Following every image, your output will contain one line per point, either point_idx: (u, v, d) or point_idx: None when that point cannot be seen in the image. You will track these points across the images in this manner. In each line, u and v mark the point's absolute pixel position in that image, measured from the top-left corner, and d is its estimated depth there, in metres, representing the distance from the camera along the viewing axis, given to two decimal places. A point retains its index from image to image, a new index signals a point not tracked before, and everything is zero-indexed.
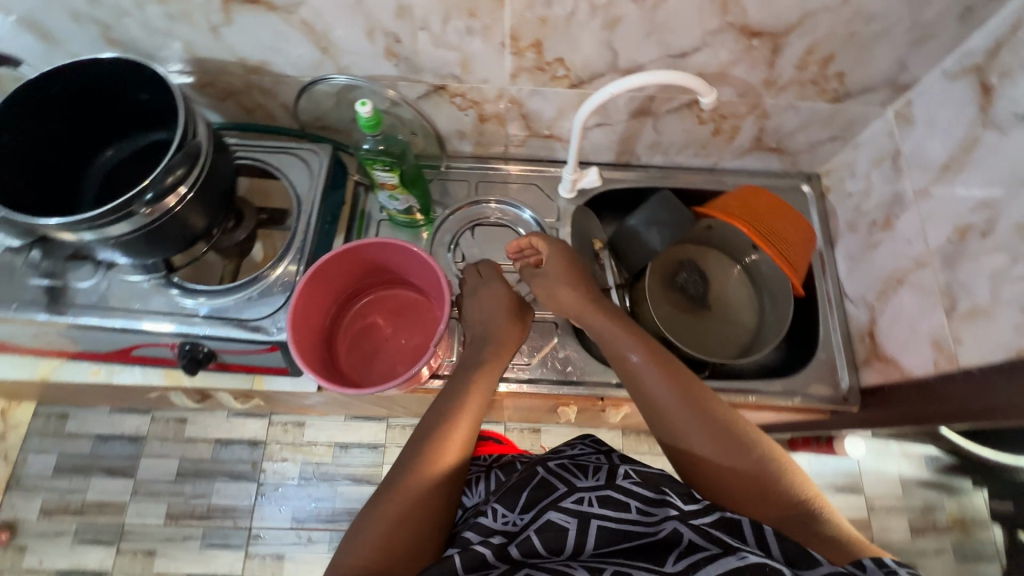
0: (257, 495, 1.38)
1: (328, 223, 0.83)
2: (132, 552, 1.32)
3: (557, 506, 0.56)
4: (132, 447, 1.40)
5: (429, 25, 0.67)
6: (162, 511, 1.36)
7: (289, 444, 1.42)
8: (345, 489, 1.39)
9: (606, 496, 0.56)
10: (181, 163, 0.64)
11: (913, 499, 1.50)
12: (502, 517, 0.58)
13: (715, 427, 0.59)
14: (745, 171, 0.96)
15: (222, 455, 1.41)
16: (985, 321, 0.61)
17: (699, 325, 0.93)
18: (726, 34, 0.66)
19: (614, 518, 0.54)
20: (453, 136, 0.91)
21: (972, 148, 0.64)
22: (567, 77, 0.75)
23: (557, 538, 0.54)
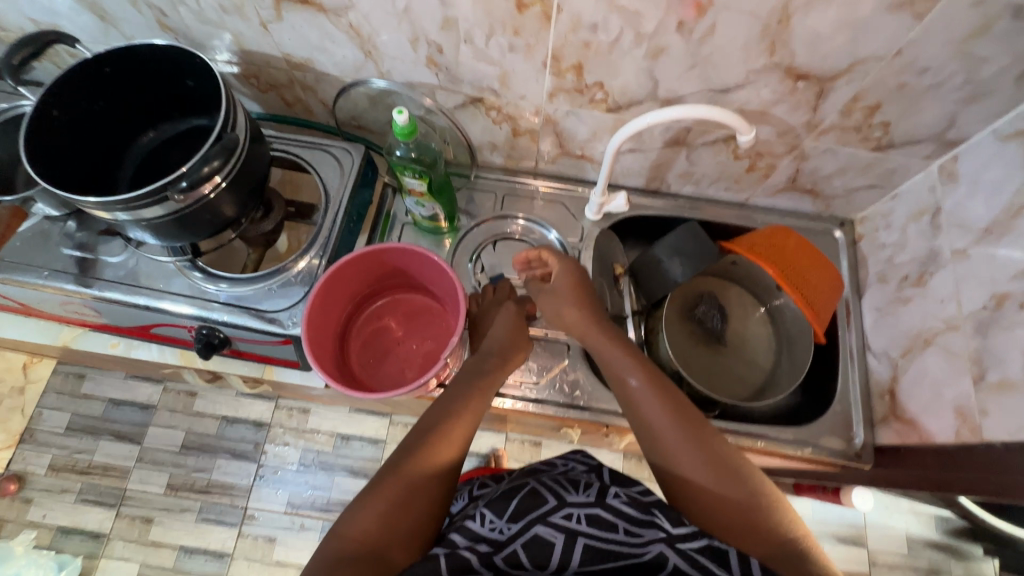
0: (256, 476, 1.40)
1: (354, 221, 0.84)
2: (130, 517, 1.35)
3: (545, 520, 0.55)
4: (142, 415, 1.43)
5: (472, 39, 0.68)
6: (163, 480, 1.38)
7: (293, 429, 1.44)
8: (342, 480, 1.40)
9: (596, 514, 0.55)
10: (218, 154, 0.65)
11: (919, 559, 1.46)
12: (489, 522, 0.56)
13: (713, 454, 0.58)
14: (776, 210, 0.94)
15: (227, 433, 1.43)
16: (1015, 395, 0.59)
17: (715, 361, 0.92)
18: (771, 73, 0.65)
19: (600, 537, 0.54)
20: (485, 147, 0.91)
21: (1018, 215, 0.62)
22: (605, 101, 0.75)
23: (543, 553, 0.53)
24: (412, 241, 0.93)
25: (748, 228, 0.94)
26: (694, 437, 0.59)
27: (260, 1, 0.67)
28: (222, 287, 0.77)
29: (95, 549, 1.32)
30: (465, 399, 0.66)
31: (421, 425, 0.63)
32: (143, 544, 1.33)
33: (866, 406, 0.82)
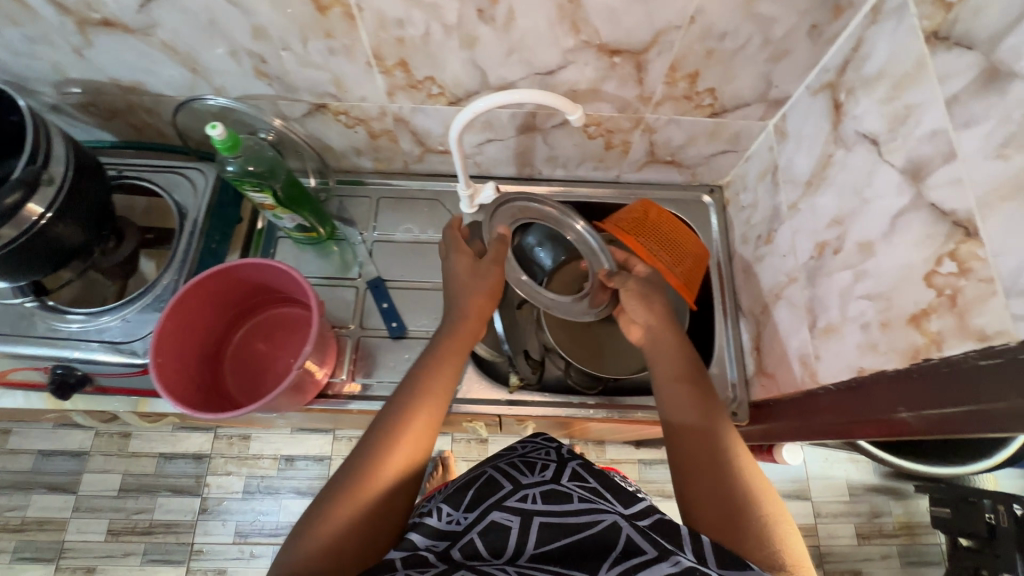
0: (200, 510, 1.37)
1: (215, 241, 0.85)
2: (73, 568, 1.31)
3: (500, 505, 0.56)
4: (75, 463, 1.38)
5: (289, 46, 0.67)
6: (103, 527, 1.34)
7: (234, 458, 1.41)
8: (290, 502, 1.38)
9: (550, 492, 0.57)
10: (19, 188, 0.62)
11: (859, 504, 1.48)
12: (446, 515, 0.56)
13: (699, 437, 0.61)
14: (648, 183, 0.96)
15: (166, 469, 1.39)
16: (837, 338, 0.61)
17: (603, 339, 0.93)
18: (585, 52, 0.66)
19: (555, 515, 0.55)
20: (350, 153, 0.91)
21: (827, 165, 0.64)
22: (443, 95, 0.75)
23: (499, 539, 0.53)
24: (292, 256, 0.93)
25: (623, 204, 0.96)
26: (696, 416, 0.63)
27: (64, 27, 0.65)
28: (85, 316, 0.76)
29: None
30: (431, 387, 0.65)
31: (389, 421, 0.61)
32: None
33: (741, 364, 0.85)
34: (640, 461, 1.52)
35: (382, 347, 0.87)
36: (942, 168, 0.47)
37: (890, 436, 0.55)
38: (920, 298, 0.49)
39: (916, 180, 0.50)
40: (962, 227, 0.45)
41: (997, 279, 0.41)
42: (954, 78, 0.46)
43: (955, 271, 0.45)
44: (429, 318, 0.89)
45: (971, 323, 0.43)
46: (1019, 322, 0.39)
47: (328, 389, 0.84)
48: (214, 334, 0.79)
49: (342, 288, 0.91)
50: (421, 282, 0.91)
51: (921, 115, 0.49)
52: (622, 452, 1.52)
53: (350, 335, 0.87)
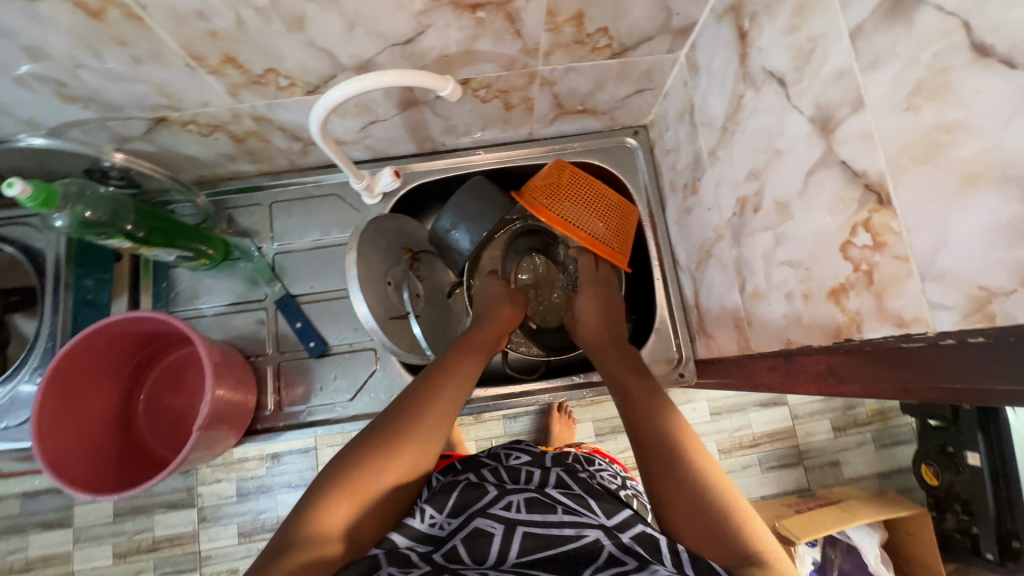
0: (200, 519, 1.16)
1: (90, 294, 0.76)
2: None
3: (485, 513, 0.51)
4: (62, 498, 1.15)
5: (83, 62, 0.55)
6: (107, 552, 1.14)
7: (220, 464, 1.18)
8: (287, 497, 1.17)
9: (534, 499, 0.52)
10: None
11: (835, 399, 1.22)
12: (429, 517, 0.51)
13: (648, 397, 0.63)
14: (564, 136, 0.86)
15: (154, 488, 1.17)
16: (764, 304, 0.56)
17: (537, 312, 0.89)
18: (441, 11, 0.55)
19: (539, 522, 0.50)
20: (222, 160, 0.79)
21: (738, 108, 0.55)
22: (296, 85, 0.64)
23: (482, 545, 0.48)
24: (191, 284, 0.84)
25: (543, 164, 0.86)
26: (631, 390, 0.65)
27: None
28: None
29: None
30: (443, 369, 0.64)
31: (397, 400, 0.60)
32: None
33: (684, 322, 0.81)
34: None
35: (306, 367, 0.81)
36: (850, 119, 0.39)
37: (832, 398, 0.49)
38: (838, 271, 0.43)
39: (825, 132, 0.42)
40: (874, 193, 0.38)
41: (913, 259, 0.35)
42: (856, 4, 0.37)
43: (870, 244, 0.39)
44: (352, 328, 0.83)
45: (889, 305, 0.38)
46: (937, 311, 0.34)
47: (258, 424, 0.80)
48: (117, 404, 0.73)
49: (250, 312, 0.83)
50: (335, 291, 0.84)
51: (825, 50, 0.41)
52: None
53: (268, 361, 0.82)
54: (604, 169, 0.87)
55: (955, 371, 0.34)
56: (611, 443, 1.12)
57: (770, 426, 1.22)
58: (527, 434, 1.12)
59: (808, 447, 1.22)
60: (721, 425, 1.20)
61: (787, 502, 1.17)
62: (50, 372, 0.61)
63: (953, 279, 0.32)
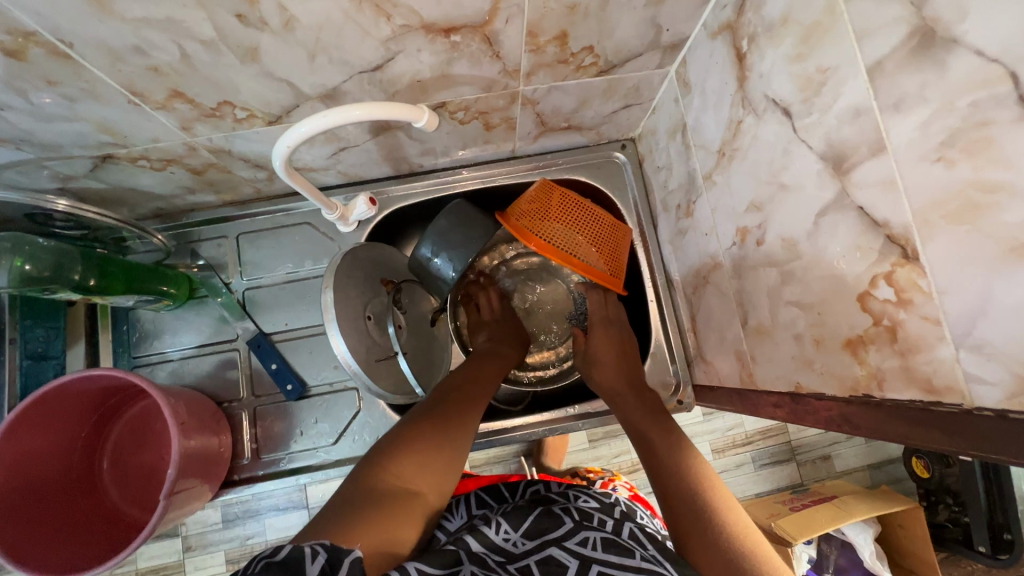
0: (185, 549, 1.12)
1: (40, 345, 0.69)
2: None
3: (561, 543, 0.50)
4: None
5: (8, 104, 0.49)
6: None
7: None
8: (274, 520, 1.13)
9: (612, 542, 0.50)
10: None
11: None
12: (503, 532, 0.52)
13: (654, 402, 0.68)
14: (548, 152, 0.82)
15: None
16: (769, 342, 0.53)
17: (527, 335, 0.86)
18: (412, 36, 0.49)
19: (616, 565, 0.47)
20: (181, 193, 0.73)
21: (737, 134, 0.52)
22: (255, 116, 0.58)
23: (555, 572, 0.46)
24: (154, 326, 0.78)
25: (527, 182, 0.82)
26: (639, 398, 0.68)
27: None
28: None
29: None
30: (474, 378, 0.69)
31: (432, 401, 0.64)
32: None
33: (681, 345, 0.77)
34: None
35: (285, 410, 0.77)
36: (868, 163, 0.36)
37: None
38: (855, 323, 0.39)
39: (839, 173, 0.38)
40: (898, 246, 0.34)
41: (945, 323, 0.32)
42: (875, 38, 0.33)
43: (893, 299, 0.35)
44: (331, 367, 0.78)
45: (916, 367, 0.35)
46: (975, 383, 0.31)
47: (235, 474, 0.75)
48: (78, 464, 0.67)
49: (220, 354, 0.78)
50: (312, 327, 0.79)
51: (839, 85, 0.37)
52: None
53: (243, 407, 0.77)
54: (592, 185, 0.83)
55: (984, 440, 0.30)
56: (606, 449, 1.09)
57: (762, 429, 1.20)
58: (519, 447, 1.08)
59: (802, 447, 1.21)
60: (714, 425, 1.19)
61: (781, 498, 1.15)
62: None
63: (994, 352, 0.29)
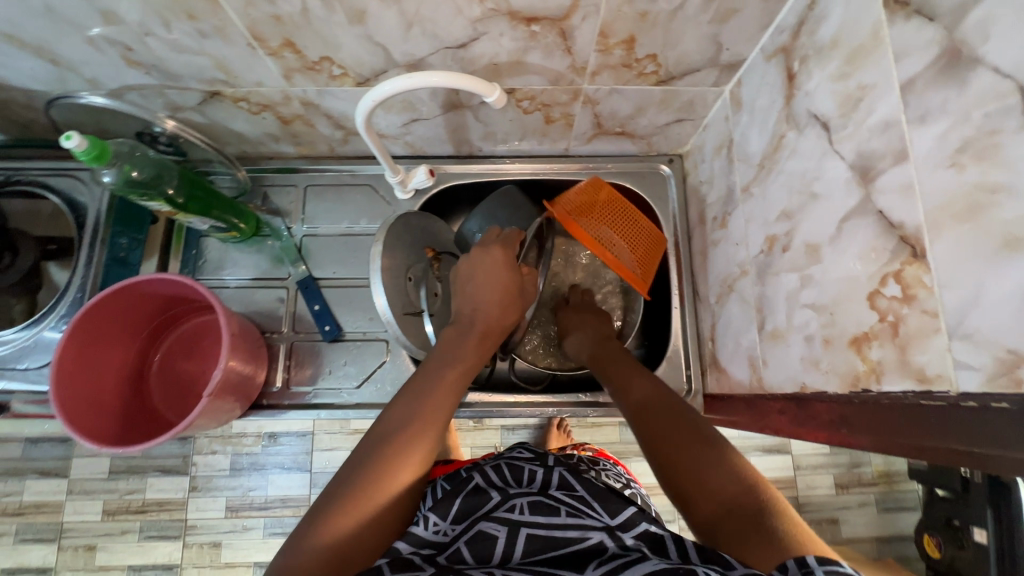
0: (191, 488, 1.21)
1: (124, 250, 0.78)
2: (72, 548, 1.18)
3: (488, 516, 0.52)
4: (62, 449, 1.21)
5: (151, 31, 0.57)
6: (98, 507, 1.19)
7: (217, 436, 1.23)
8: (277, 477, 1.22)
9: (537, 503, 0.53)
10: None
11: (841, 456, 1.19)
12: (433, 525, 0.52)
13: (665, 404, 0.58)
14: (599, 155, 0.87)
15: (152, 451, 1.22)
16: (782, 346, 0.55)
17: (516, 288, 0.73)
18: (497, 20, 0.56)
19: (543, 523, 0.50)
20: (266, 139, 0.82)
21: (778, 147, 0.56)
22: (347, 75, 0.66)
23: (486, 547, 0.48)
24: (219, 255, 0.86)
25: (575, 180, 0.87)
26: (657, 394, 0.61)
27: None
28: (22, 328, 0.72)
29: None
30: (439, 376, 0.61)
31: (388, 412, 0.57)
32: (90, 571, 1.17)
33: (698, 353, 0.80)
34: None
35: (319, 350, 0.83)
36: (891, 170, 0.39)
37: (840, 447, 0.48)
38: (862, 320, 0.42)
39: (865, 180, 0.42)
40: (909, 245, 0.37)
41: (942, 315, 0.35)
42: (911, 58, 0.37)
43: (899, 296, 0.38)
44: (367, 318, 0.84)
45: (912, 359, 0.38)
46: (962, 370, 0.34)
47: (264, 399, 0.81)
48: (132, 362, 0.74)
49: (272, 289, 0.85)
50: (357, 279, 0.86)
51: (875, 100, 0.41)
52: None
53: (282, 340, 0.83)
54: (635, 193, 0.87)
55: (964, 429, 0.34)
56: None
57: (768, 477, 1.19)
58: None
59: (807, 503, 1.19)
60: None
61: None
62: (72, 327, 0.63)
63: (981, 339, 0.32)
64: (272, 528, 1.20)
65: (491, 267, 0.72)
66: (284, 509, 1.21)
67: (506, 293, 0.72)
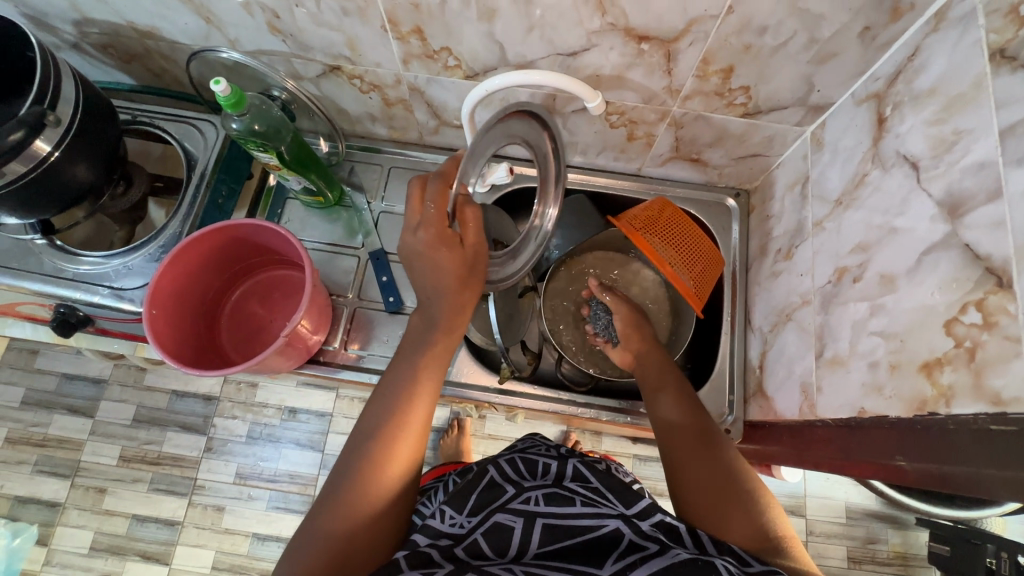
0: (206, 449, 1.24)
1: (222, 196, 0.84)
2: (84, 487, 1.21)
3: (504, 507, 0.55)
4: (94, 390, 1.27)
5: (302, 3, 0.64)
6: (115, 452, 1.23)
7: (241, 403, 1.27)
8: (290, 453, 1.24)
9: (552, 494, 0.56)
10: (15, 128, 0.61)
11: (856, 527, 1.17)
12: (449, 518, 0.55)
13: (688, 431, 0.63)
14: (668, 180, 0.91)
15: (177, 407, 1.27)
16: (842, 372, 0.57)
17: (462, 260, 0.61)
18: (611, 35, 0.61)
19: (560, 514, 0.53)
20: (364, 118, 0.88)
21: (860, 184, 0.59)
22: (460, 67, 0.72)
23: (503, 539, 0.52)
24: (300, 218, 0.92)
25: (641, 200, 0.91)
26: (676, 407, 0.67)
27: None
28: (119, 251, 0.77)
29: (50, 518, 1.20)
30: (419, 367, 0.61)
31: (370, 411, 0.59)
32: (97, 513, 1.20)
33: (742, 381, 0.82)
34: (635, 456, 1.28)
35: (379, 320, 0.87)
36: (983, 208, 0.42)
37: (886, 480, 0.51)
38: (936, 346, 0.45)
39: (952, 216, 0.45)
40: (995, 276, 0.40)
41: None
42: (1013, 106, 0.40)
43: (979, 322, 0.41)
44: None
45: (988, 383, 0.40)
46: None
47: (320, 355, 0.85)
48: (208, 300, 0.79)
49: (345, 256, 0.90)
50: None
51: (970, 143, 0.44)
52: (618, 445, 1.29)
53: (346, 304, 0.88)
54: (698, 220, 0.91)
55: None
56: None
57: None
58: None
59: None
60: None
61: None
62: (157, 276, 0.67)
63: None
64: (276, 502, 1.22)
65: (428, 254, 0.60)
66: (290, 485, 1.23)
67: (451, 271, 0.60)
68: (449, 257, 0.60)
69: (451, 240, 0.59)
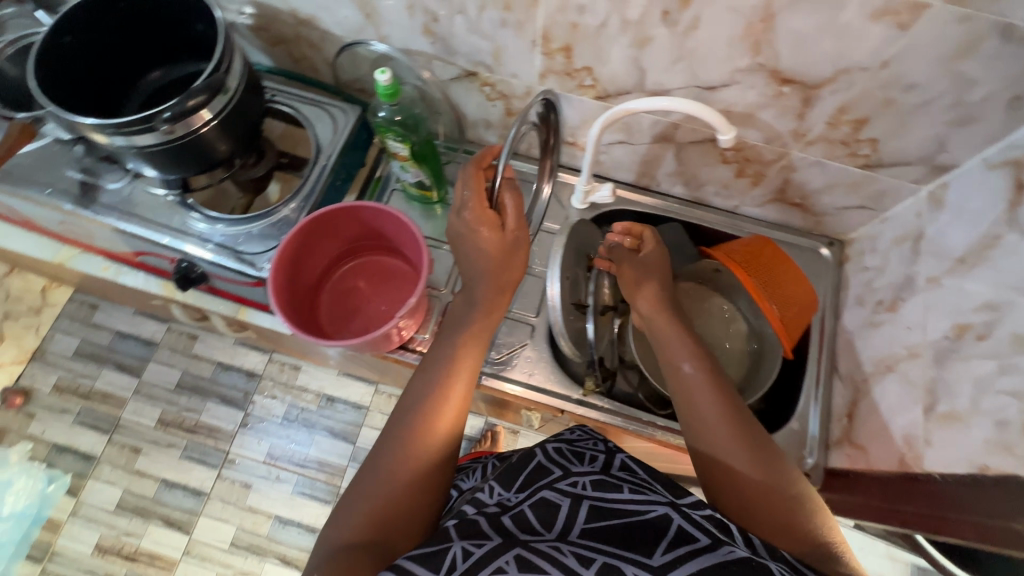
0: (242, 424, 1.26)
1: (340, 180, 0.88)
2: (121, 445, 1.24)
3: (552, 485, 0.53)
4: (145, 350, 1.30)
5: (466, 10, 0.69)
6: (155, 414, 1.26)
7: (282, 384, 1.29)
8: (322, 440, 1.25)
9: (601, 481, 0.53)
10: (201, 92, 0.67)
11: None
12: (497, 495, 0.54)
13: (724, 424, 0.57)
14: (762, 221, 0.93)
15: (221, 378, 1.29)
16: (959, 427, 0.57)
17: (502, 245, 0.65)
18: (757, 74, 0.65)
19: (608, 499, 0.51)
20: (479, 123, 0.92)
21: (990, 246, 0.60)
22: (593, 87, 0.76)
23: (550, 515, 0.49)
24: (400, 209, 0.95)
25: (734, 236, 0.93)
26: (710, 393, 0.59)
27: None
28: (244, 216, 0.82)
29: (83, 471, 1.22)
30: (458, 345, 0.63)
31: (414, 385, 0.61)
32: (128, 472, 1.22)
33: (824, 428, 0.81)
34: None
35: None
36: None
37: (994, 545, 0.53)
38: None
39: None
40: None
41: None
42: None
43: None
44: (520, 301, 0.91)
45: None
46: None
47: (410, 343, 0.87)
48: (314, 273, 0.82)
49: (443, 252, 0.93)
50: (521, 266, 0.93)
51: None
52: None
53: (440, 298, 0.90)
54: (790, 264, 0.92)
55: None
56: None
57: None
58: None
59: None
60: None
61: None
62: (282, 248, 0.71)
63: None
64: (302, 488, 1.22)
65: (469, 234, 0.65)
66: (317, 472, 1.24)
67: (493, 250, 0.65)
68: (486, 239, 0.64)
69: (491, 219, 0.64)
